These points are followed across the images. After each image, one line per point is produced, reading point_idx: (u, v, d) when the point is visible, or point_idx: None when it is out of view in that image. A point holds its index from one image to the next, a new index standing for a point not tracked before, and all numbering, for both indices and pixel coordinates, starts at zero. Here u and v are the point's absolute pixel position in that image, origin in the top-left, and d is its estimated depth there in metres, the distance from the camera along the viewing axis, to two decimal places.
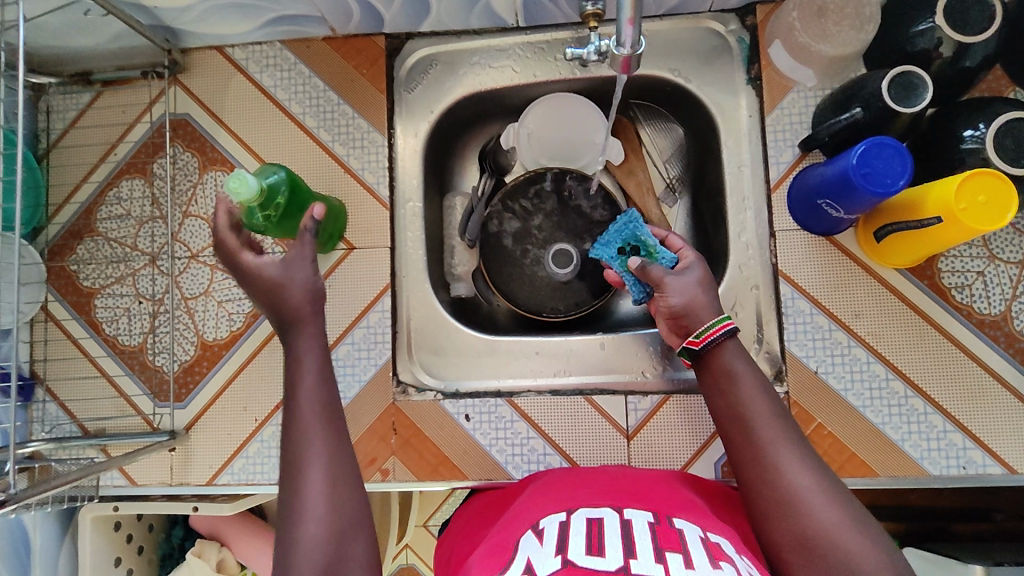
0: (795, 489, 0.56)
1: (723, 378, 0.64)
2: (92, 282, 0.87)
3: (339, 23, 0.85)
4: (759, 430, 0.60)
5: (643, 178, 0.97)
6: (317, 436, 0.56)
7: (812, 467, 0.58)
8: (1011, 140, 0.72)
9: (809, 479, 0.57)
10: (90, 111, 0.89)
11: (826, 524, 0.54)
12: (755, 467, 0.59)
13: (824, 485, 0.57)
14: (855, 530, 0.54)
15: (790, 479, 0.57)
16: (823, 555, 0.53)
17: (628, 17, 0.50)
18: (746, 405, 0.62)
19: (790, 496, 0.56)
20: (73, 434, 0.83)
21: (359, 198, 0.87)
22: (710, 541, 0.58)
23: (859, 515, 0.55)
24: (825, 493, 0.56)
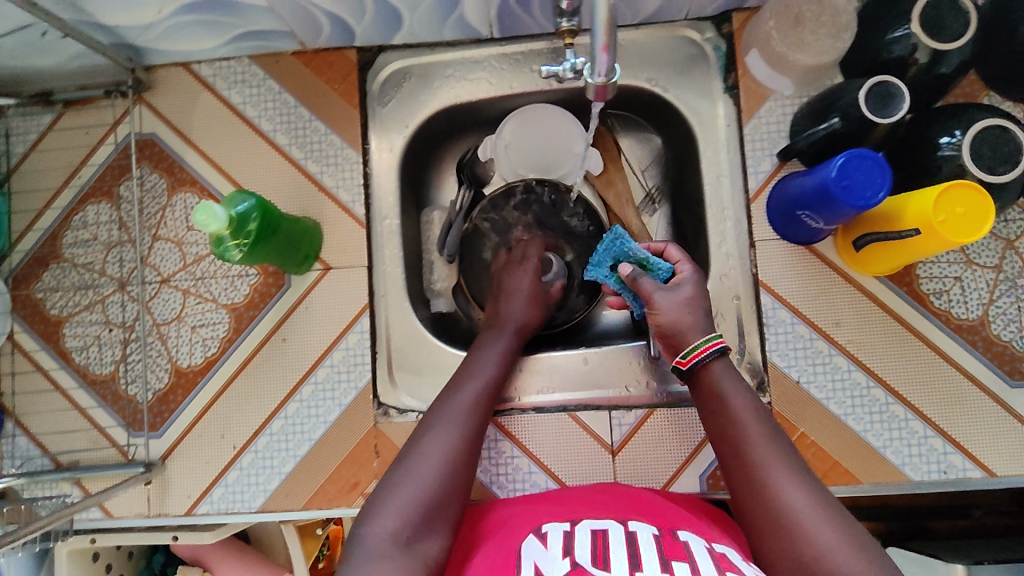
0: (791, 508, 0.56)
1: (716, 397, 0.64)
2: (59, 311, 0.84)
3: (308, 37, 0.83)
4: (753, 450, 0.60)
5: (621, 188, 0.95)
6: (460, 403, 0.69)
7: (807, 486, 0.58)
8: (988, 148, 0.71)
9: (805, 498, 0.57)
10: (51, 133, 0.86)
11: (821, 543, 0.54)
12: (750, 484, 0.59)
13: (819, 504, 0.56)
14: (852, 550, 0.53)
15: (785, 499, 0.57)
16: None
17: (601, 44, 0.51)
18: (740, 424, 0.62)
19: (785, 515, 0.56)
20: (45, 468, 0.81)
21: (334, 217, 0.85)
22: (717, 552, 0.58)
23: (855, 533, 0.55)
24: (820, 512, 0.56)
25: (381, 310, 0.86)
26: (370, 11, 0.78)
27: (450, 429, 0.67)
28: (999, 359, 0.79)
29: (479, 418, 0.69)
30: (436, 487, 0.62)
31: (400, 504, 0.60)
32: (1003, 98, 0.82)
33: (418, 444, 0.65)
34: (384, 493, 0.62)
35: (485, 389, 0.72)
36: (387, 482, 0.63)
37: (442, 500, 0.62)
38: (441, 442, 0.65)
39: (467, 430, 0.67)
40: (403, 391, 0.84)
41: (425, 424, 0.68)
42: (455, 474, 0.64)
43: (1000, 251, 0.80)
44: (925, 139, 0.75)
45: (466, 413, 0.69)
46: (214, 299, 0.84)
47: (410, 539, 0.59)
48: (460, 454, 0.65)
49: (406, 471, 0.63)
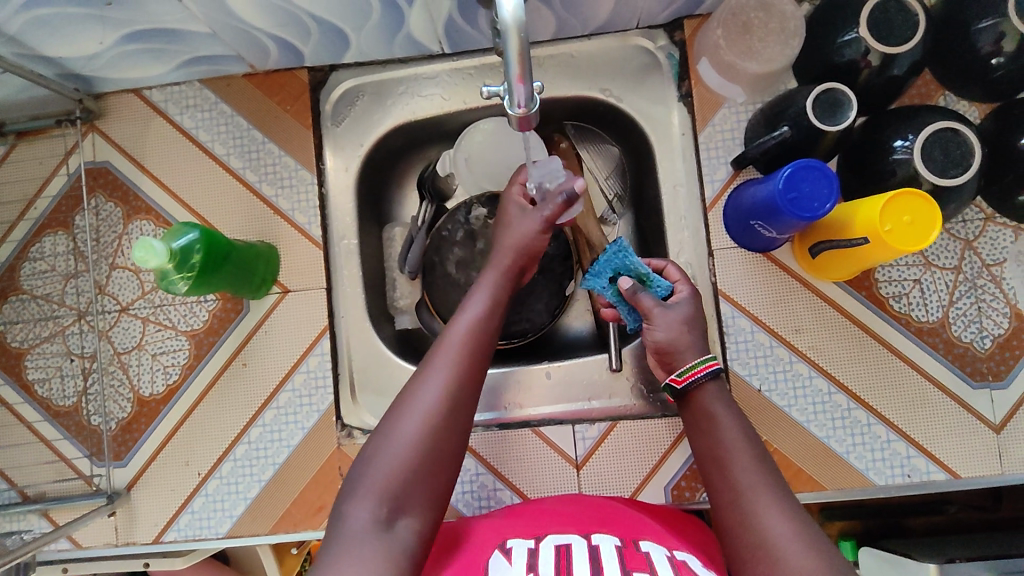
0: (769, 533, 0.53)
1: (706, 419, 0.63)
2: (19, 343, 0.84)
3: (258, 60, 0.82)
4: (737, 474, 0.57)
5: (583, 197, 0.92)
6: (446, 350, 0.61)
7: (790, 513, 0.54)
8: (941, 151, 0.70)
9: (785, 524, 0.53)
10: (4, 164, 0.86)
11: (797, 573, 0.50)
12: (732, 506, 0.56)
13: (801, 531, 0.53)
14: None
15: (763, 523, 0.53)
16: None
17: (516, 75, 0.50)
18: (727, 445, 0.60)
19: (763, 541, 0.53)
20: (11, 502, 0.81)
21: (291, 240, 0.84)
22: (677, 559, 0.57)
23: (838, 564, 0.51)
24: (800, 539, 0.52)
25: (342, 331, 0.86)
26: (314, 33, 0.77)
27: (435, 379, 0.59)
28: (961, 361, 0.79)
29: (470, 364, 0.61)
30: (420, 448, 0.56)
31: (380, 473, 0.54)
32: (959, 98, 0.81)
33: (399, 402, 0.59)
34: (364, 461, 0.56)
35: (474, 331, 0.64)
36: (369, 448, 0.57)
37: (430, 461, 0.56)
38: (424, 395, 0.58)
39: (455, 376, 0.59)
40: (365, 411, 0.84)
41: (408, 379, 0.60)
42: (444, 430, 0.57)
43: (959, 252, 0.80)
44: (877, 144, 0.74)
45: (452, 361, 0.60)
46: (173, 326, 0.84)
47: (394, 512, 0.53)
48: (447, 406, 0.58)
49: (386, 435, 0.57)
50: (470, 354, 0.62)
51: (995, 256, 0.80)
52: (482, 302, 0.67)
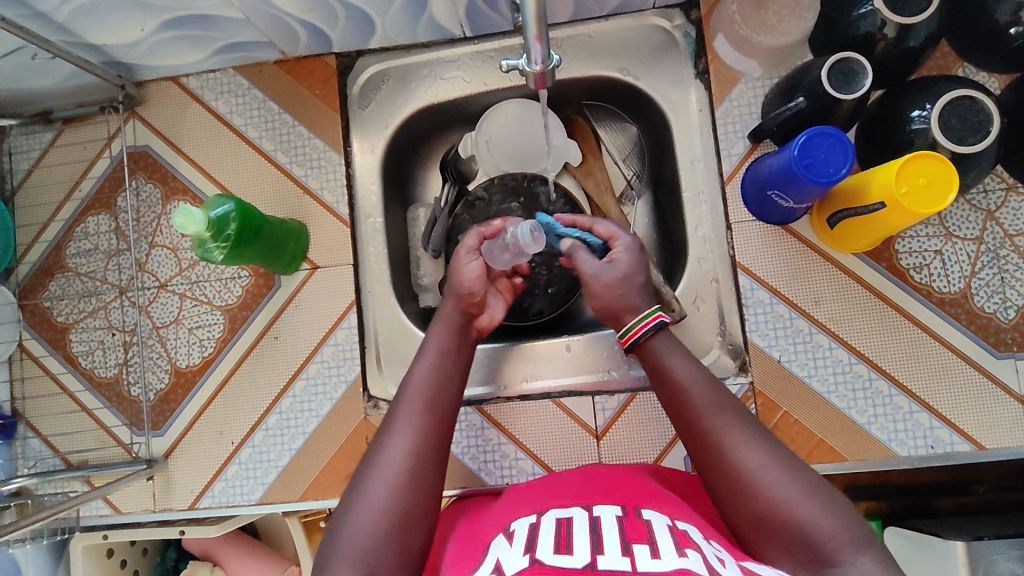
0: (747, 466, 0.55)
1: (660, 371, 0.64)
2: (65, 318, 0.89)
3: (288, 46, 0.86)
4: (705, 416, 0.59)
5: (601, 177, 0.97)
6: (402, 411, 0.62)
7: (761, 442, 0.57)
8: (957, 118, 0.70)
9: (761, 455, 0.55)
10: (53, 149, 0.91)
11: (779, 496, 0.53)
12: (705, 450, 0.58)
13: (775, 459, 0.55)
14: (810, 497, 0.53)
15: (741, 460, 0.55)
16: (781, 530, 0.52)
17: (533, 34, 0.56)
18: (686, 391, 0.61)
19: (744, 476, 0.55)
20: (56, 467, 0.85)
21: (319, 218, 0.88)
22: (679, 529, 0.56)
23: (814, 482, 0.54)
24: (774, 468, 0.55)
25: (368, 306, 0.89)
26: (341, 17, 0.80)
27: (398, 439, 0.59)
28: (984, 332, 0.78)
29: (430, 413, 0.62)
30: (387, 511, 0.55)
31: (349, 544, 0.53)
32: (977, 69, 0.81)
33: (364, 470, 0.58)
34: (332, 534, 0.55)
35: (432, 381, 0.65)
36: (338, 517, 0.56)
37: (400, 521, 0.55)
38: (387, 462, 0.58)
39: (415, 436, 0.60)
40: (391, 381, 0.87)
41: (370, 446, 0.60)
42: (412, 485, 0.57)
43: (981, 222, 0.80)
44: (895, 115, 0.74)
45: (413, 417, 0.61)
46: (208, 301, 0.87)
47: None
48: (410, 468, 0.57)
49: (352, 505, 0.56)
50: (430, 403, 0.63)
51: (1019, 227, 0.79)
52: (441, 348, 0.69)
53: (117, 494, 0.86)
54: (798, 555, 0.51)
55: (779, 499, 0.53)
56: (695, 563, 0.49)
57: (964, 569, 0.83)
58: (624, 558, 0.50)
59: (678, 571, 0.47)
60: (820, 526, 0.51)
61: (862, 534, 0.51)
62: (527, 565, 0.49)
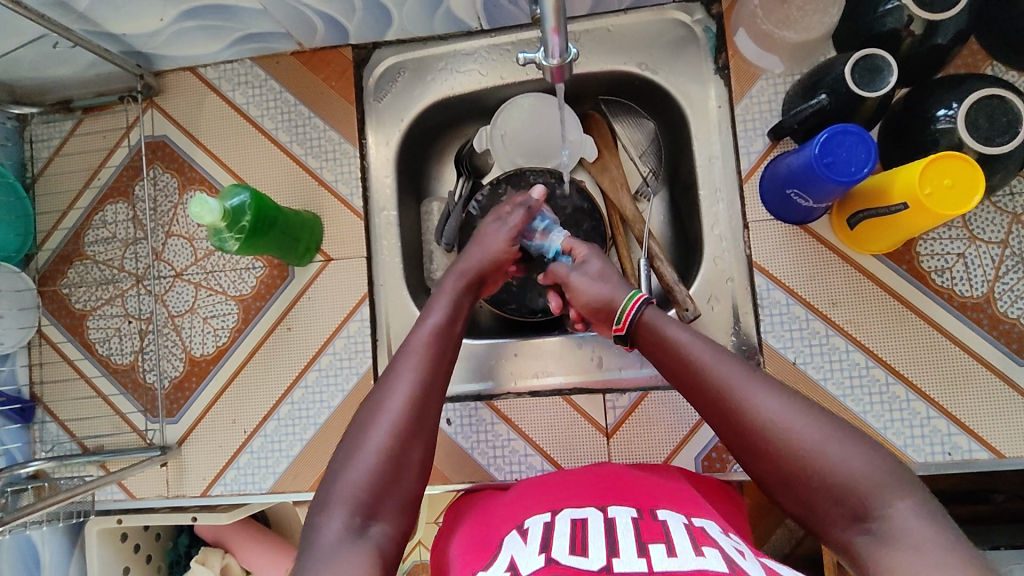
0: (768, 420, 0.53)
1: (660, 347, 0.63)
2: (83, 305, 0.90)
3: (305, 38, 0.86)
4: (719, 374, 0.57)
5: (616, 173, 0.94)
6: (407, 358, 0.61)
7: (777, 392, 0.55)
8: (985, 118, 0.68)
9: (781, 405, 0.54)
10: (73, 138, 0.92)
11: (810, 444, 0.51)
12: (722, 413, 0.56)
13: (796, 406, 0.54)
14: (839, 442, 0.51)
15: (760, 412, 0.54)
16: (812, 479, 0.51)
17: (551, 27, 0.55)
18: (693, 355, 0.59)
19: (763, 427, 0.53)
20: (72, 451, 0.87)
21: (334, 210, 0.88)
22: (695, 527, 0.55)
23: (843, 428, 0.52)
24: (803, 416, 0.53)
25: (380, 299, 0.89)
26: (359, 8, 0.80)
27: (402, 385, 0.59)
28: (1006, 338, 0.76)
29: (436, 364, 0.62)
30: (386, 457, 0.55)
31: (347, 489, 0.54)
32: (1006, 68, 0.79)
33: (367, 413, 0.58)
34: (333, 477, 0.55)
35: (439, 334, 0.64)
36: (337, 461, 0.56)
37: (394, 469, 0.55)
38: (390, 405, 0.58)
39: (419, 383, 0.59)
40: None
41: (377, 388, 0.60)
42: (410, 436, 0.57)
43: (1006, 225, 0.78)
44: (920, 113, 0.72)
45: (417, 366, 0.61)
46: (223, 291, 0.88)
47: (365, 523, 0.52)
48: (411, 415, 0.57)
49: (352, 450, 0.56)
50: (434, 353, 0.62)
51: None
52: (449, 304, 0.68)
53: (132, 479, 0.87)
54: (834, 502, 0.50)
55: (808, 446, 0.51)
56: (713, 561, 0.49)
57: None
58: (640, 560, 0.50)
59: (695, 572, 0.47)
60: (852, 471, 0.50)
61: (899, 476, 0.49)
62: (541, 565, 0.50)
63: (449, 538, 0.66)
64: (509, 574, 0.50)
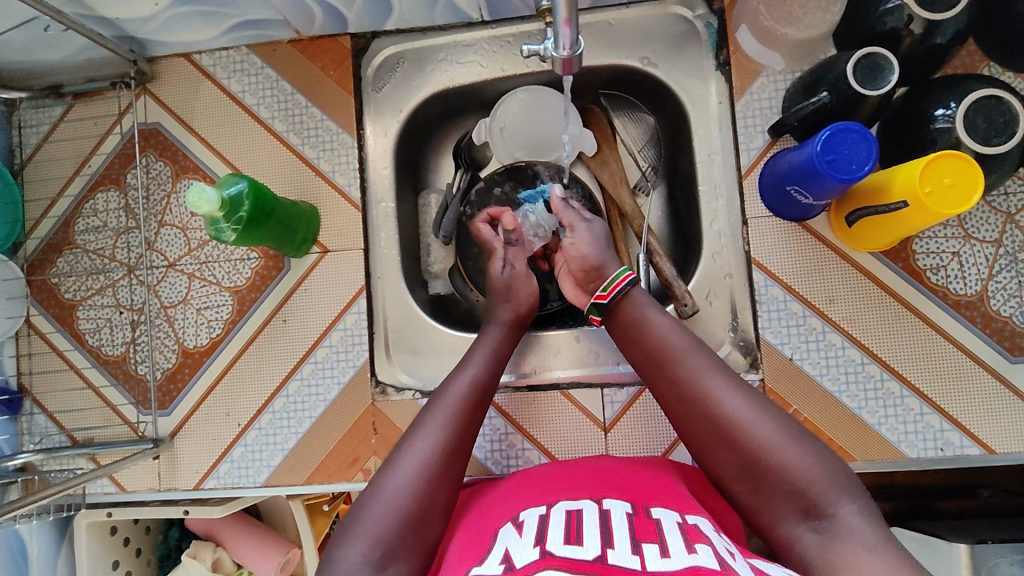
0: (729, 414, 0.59)
1: (639, 335, 0.68)
2: (73, 295, 0.88)
3: (303, 25, 0.85)
4: (686, 369, 0.63)
5: (615, 168, 0.93)
6: (440, 406, 0.65)
7: (740, 389, 0.61)
8: (983, 118, 0.69)
9: (741, 401, 0.60)
10: (63, 124, 0.90)
11: (764, 441, 0.57)
12: (686, 407, 0.62)
13: (755, 405, 0.60)
14: (793, 442, 0.57)
15: (723, 409, 0.60)
16: (766, 470, 0.57)
17: (563, 18, 0.55)
18: (663, 347, 0.65)
19: (725, 424, 0.59)
20: (61, 444, 0.85)
21: (332, 201, 0.87)
22: (688, 525, 0.56)
23: (797, 430, 0.59)
24: (758, 412, 0.59)
25: (376, 291, 0.88)
26: None
27: (433, 432, 0.63)
28: (998, 335, 0.77)
29: (466, 416, 0.65)
30: (410, 499, 0.58)
31: (371, 525, 0.56)
32: (1003, 69, 0.79)
33: (396, 454, 0.61)
34: (356, 515, 0.57)
35: (474, 387, 0.68)
36: (365, 495, 0.59)
37: (417, 513, 0.57)
38: (419, 450, 0.61)
39: (451, 434, 0.63)
40: (398, 368, 0.87)
41: (408, 431, 0.64)
42: (434, 484, 0.59)
43: (1001, 224, 0.79)
44: (919, 113, 0.73)
45: (449, 415, 0.64)
46: (217, 282, 0.87)
47: (384, 563, 0.54)
48: (438, 464, 0.60)
49: (380, 485, 0.59)
50: (468, 406, 0.65)
51: None
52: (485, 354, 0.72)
53: (123, 472, 0.86)
54: (787, 496, 0.56)
55: (763, 443, 0.57)
56: (705, 558, 0.49)
57: (966, 570, 0.80)
58: (634, 557, 0.50)
59: (689, 568, 0.48)
60: (800, 469, 0.56)
61: (844, 479, 0.56)
62: (536, 558, 0.49)
63: (445, 533, 0.66)
64: (504, 566, 0.50)
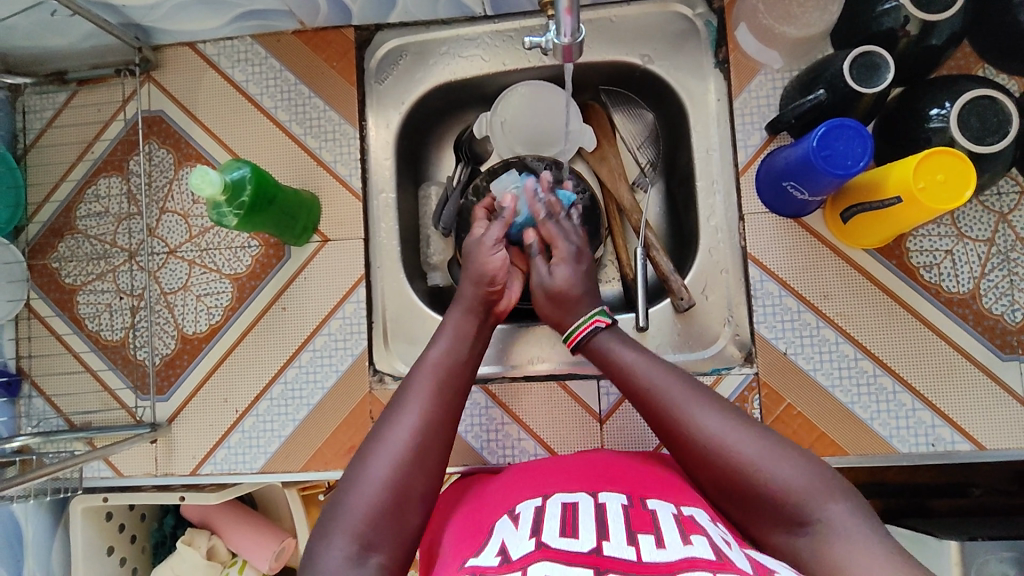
0: (710, 438, 0.59)
1: (619, 363, 0.68)
2: (73, 280, 0.88)
3: (307, 16, 0.86)
4: (663, 396, 0.63)
5: (614, 163, 0.94)
6: (414, 388, 0.64)
7: (719, 411, 0.61)
8: (976, 117, 0.70)
9: (721, 423, 0.60)
10: (66, 110, 0.90)
11: (748, 459, 0.57)
12: (670, 434, 0.62)
13: (735, 425, 0.60)
14: (777, 457, 0.57)
15: (702, 434, 0.60)
16: (751, 489, 0.57)
17: (565, 6, 0.57)
18: (643, 377, 0.65)
19: (707, 448, 0.59)
20: (59, 427, 0.86)
21: (333, 190, 0.87)
22: (684, 517, 0.56)
23: (780, 443, 0.59)
24: (739, 432, 0.59)
25: (376, 281, 0.89)
26: None
27: (406, 417, 0.61)
28: (990, 333, 0.79)
29: (440, 394, 0.64)
30: (388, 488, 0.57)
31: (349, 517, 0.55)
32: (997, 71, 0.80)
33: (371, 444, 0.60)
34: (334, 507, 0.57)
35: (444, 366, 0.67)
36: (340, 489, 0.58)
37: (397, 500, 0.57)
38: (393, 438, 0.60)
39: (425, 414, 0.62)
40: (396, 358, 0.87)
41: (381, 420, 0.62)
42: (412, 466, 0.58)
43: (993, 224, 0.80)
44: (913, 112, 0.74)
45: (423, 396, 0.63)
46: (218, 269, 0.87)
47: (366, 548, 0.54)
48: (414, 447, 0.59)
49: (355, 477, 0.58)
50: (440, 388, 0.65)
51: None
52: (460, 330, 0.72)
53: (120, 456, 0.86)
54: (777, 511, 0.56)
55: (747, 461, 0.57)
56: (701, 549, 0.50)
57: (957, 568, 0.80)
58: (630, 548, 0.50)
59: (686, 560, 0.48)
60: (787, 483, 0.56)
61: (831, 484, 0.56)
62: (532, 549, 0.50)
63: (441, 522, 0.66)
64: (500, 558, 0.51)
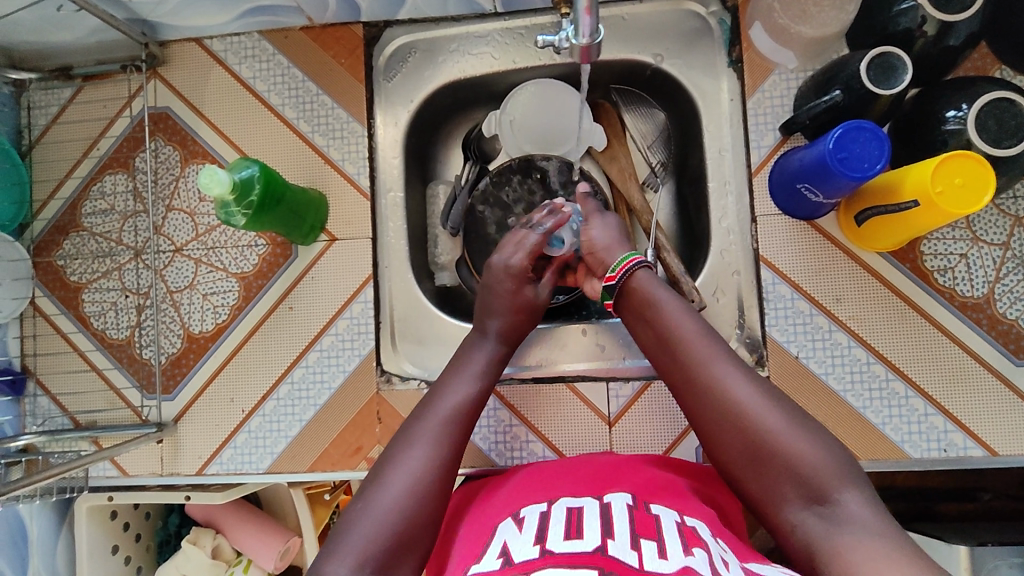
0: (740, 400, 0.59)
1: (649, 317, 0.67)
2: (78, 278, 0.88)
3: (315, 13, 0.85)
4: (695, 352, 0.62)
5: (625, 163, 0.93)
6: (425, 424, 0.63)
7: (750, 377, 0.60)
8: (995, 120, 0.69)
9: (751, 388, 0.59)
10: (72, 106, 0.89)
11: (774, 428, 0.57)
12: (695, 389, 0.61)
13: (765, 393, 0.59)
14: (802, 431, 0.57)
15: (733, 394, 0.59)
16: (773, 458, 0.56)
17: (583, 6, 0.56)
18: (674, 333, 0.64)
19: (735, 408, 0.58)
20: (64, 426, 0.85)
21: (340, 189, 0.87)
22: (687, 526, 0.56)
23: (804, 419, 0.58)
24: (768, 400, 0.59)
25: (383, 280, 0.88)
26: None
27: (417, 453, 0.61)
28: (1004, 338, 0.78)
29: (452, 435, 0.63)
30: (392, 527, 0.56)
31: (359, 540, 0.55)
32: (1014, 73, 0.79)
33: (380, 476, 0.60)
34: (340, 534, 0.56)
35: (460, 406, 0.66)
36: (348, 517, 0.58)
37: (400, 542, 0.56)
38: (401, 475, 0.59)
39: (435, 456, 0.61)
40: (404, 358, 0.87)
41: (390, 452, 0.62)
42: (418, 509, 0.58)
43: (1009, 227, 0.79)
44: (930, 114, 0.73)
45: (434, 436, 0.62)
46: (224, 268, 0.86)
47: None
48: (421, 489, 0.59)
49: (363, 511, 0.57)
50: (454, 426, 0.64)
51: None
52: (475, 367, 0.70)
53: (125, 456, 0.86)
54: (794, 483, 0.55)
55: (773, 431, 0.57)
56: (700, 562, 0.49)
57: None
58: (632, 552, 0.50)
59: (683, 570, 0.47)
60: (809, 459, 0.55)
61: (850, 469, 0.56)
62: (536, 556, 0.49)
63: (448, 527, 0.66)
64: (502, 561, 0.50)
